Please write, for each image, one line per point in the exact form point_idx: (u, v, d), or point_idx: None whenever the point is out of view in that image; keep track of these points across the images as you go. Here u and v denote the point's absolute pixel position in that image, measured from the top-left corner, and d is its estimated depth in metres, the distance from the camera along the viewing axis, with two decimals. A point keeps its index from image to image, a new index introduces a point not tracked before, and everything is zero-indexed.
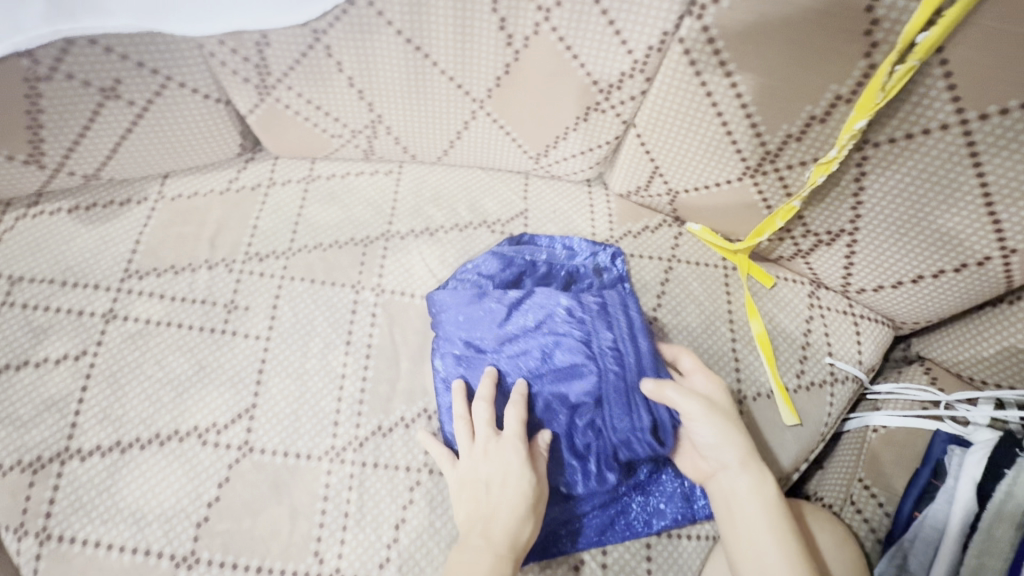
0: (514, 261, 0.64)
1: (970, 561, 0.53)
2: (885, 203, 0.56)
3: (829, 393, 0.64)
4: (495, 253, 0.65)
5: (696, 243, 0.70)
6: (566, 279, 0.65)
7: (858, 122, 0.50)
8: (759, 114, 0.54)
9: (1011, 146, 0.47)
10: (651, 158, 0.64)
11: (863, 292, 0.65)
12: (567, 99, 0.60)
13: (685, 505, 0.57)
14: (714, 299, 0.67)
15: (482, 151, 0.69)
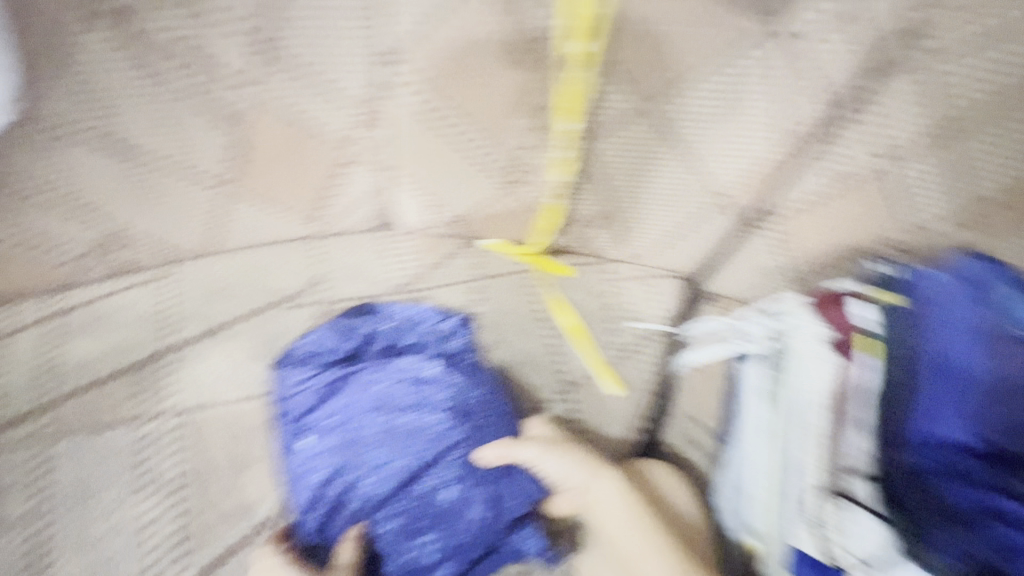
0: (353, 330, 0.67)
1: (768, 458, 0.61)
2: (624, 182, 0.62)
3: (641, 353, 0.71)
4: (328, 329, 0.66)
5: (496, 254, 0.72)
6: (413, 349, 0.67)
7: (567, 127, 0.56)
8: (492, 131, 0.57)
9: (694, 118, 0.55)
10: (421, 193, 0.65)
11: (645, 255, 0.72)
12: (314, 159, 0.59)
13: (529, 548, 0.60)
14: (523, 304, 0.71)
15: (252, 230, 0.65)
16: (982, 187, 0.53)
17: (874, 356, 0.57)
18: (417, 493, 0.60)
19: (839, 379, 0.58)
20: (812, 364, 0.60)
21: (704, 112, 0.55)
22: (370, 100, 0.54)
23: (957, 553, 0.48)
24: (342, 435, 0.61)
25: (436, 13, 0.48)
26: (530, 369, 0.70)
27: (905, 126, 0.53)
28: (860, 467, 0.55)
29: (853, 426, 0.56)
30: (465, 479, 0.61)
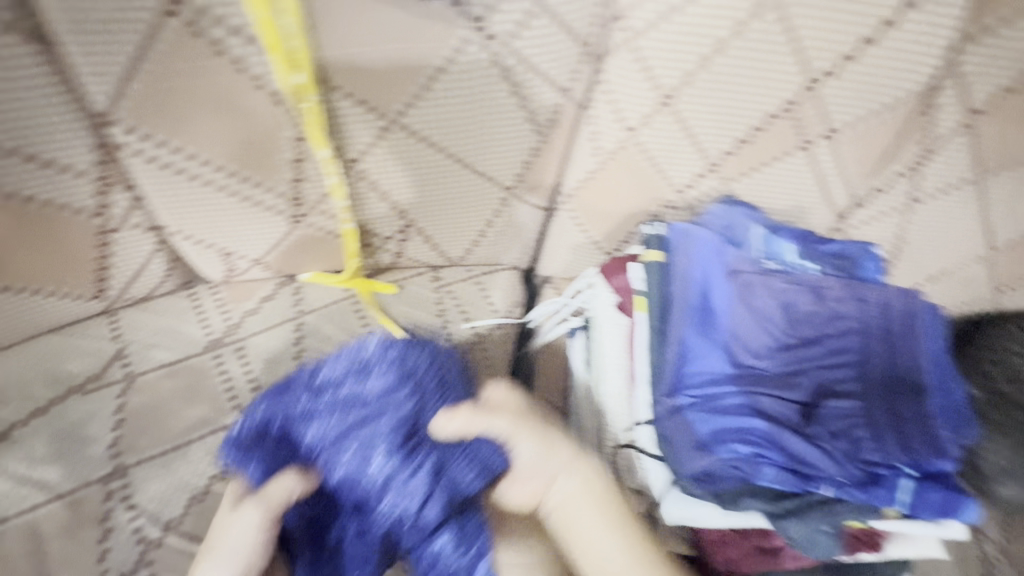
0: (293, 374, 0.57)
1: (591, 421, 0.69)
2: (412, 196, 0.63)
3: (481, 350, 0.73)
4: (360, 343, 0.57)
5: (316, 287, 0.73)
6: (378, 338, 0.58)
7: (326, 154, 0.55)
8: (251, 173, 0.56)
9: (441, 125, 0.56)
10: (211, 246, 0.64)
11: (466, 256, 0.75)
12: (67, 239, 0.55)
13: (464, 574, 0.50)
14: (349, 332, 0.70)
15: (29, 315, 0.60)
16: (705, 144, 0.60)
17: (641, 312, 0.67)
18: (345, 461, 0.52)
19: (629, 338, 0.68)
20: (609, 328, 0.70)
21: (448, 116, 0.55)
22: (106, 164, 0.52)
23: (700, 468, 0.57)
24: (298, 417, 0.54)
25: (132, 70, 0.46)
26: None
27: (631, 99, 0.59)
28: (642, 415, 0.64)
29: (639, 379, 0.65)
30: (432, 451, 0.52)
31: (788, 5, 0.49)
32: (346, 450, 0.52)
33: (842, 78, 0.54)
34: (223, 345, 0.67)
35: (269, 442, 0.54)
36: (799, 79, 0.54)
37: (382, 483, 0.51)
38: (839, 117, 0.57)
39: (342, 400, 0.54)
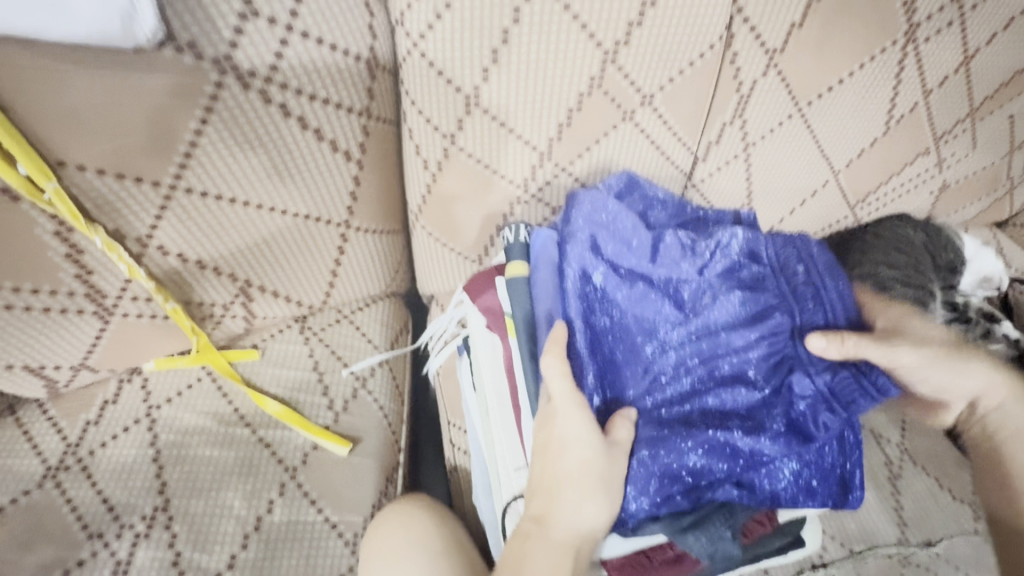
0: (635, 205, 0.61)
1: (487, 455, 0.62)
2: (235, 260, 0.58)
3: (366, 394, 0.70)
4: (575, 204, 0.58)
5: (165, 375, 0.66)
6: (691, 239, 0.58)
7: (104, 237, 0.48)
8: (23, 281, 0.49)
9: (233, 179, 0.50)
10: (17, 367, 0.56)
11: (328, 300, 0.70)
12: None
13: (831, 417, 0.52)
14: (217, 411, 0.65)
15: None
16: (526, 135, 0.58)
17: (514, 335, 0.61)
18: (732, 388, 0.52)
19: (503, 359, 0.61)
20: (482, 349, 0.62)
21: (238, 169, 0.50)
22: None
23: (786, 474, 0.52)
24: (685, 267, 0.56)
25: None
26: (246, 481, 0.61)
27: (438, 107, 0.55)
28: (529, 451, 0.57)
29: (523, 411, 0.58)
30: (819, 382, 0.52)
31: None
32: (702, 327, 0.55)
33: (638, 43, 0.52)
34: (65, 469, 0.59)
35: (625, 277, 0.56)
36: (589, 59, 0.52)
37: (734, 409, 0.52)
38: (652, 81, 0.56)
39: (689, 250, 0.57)
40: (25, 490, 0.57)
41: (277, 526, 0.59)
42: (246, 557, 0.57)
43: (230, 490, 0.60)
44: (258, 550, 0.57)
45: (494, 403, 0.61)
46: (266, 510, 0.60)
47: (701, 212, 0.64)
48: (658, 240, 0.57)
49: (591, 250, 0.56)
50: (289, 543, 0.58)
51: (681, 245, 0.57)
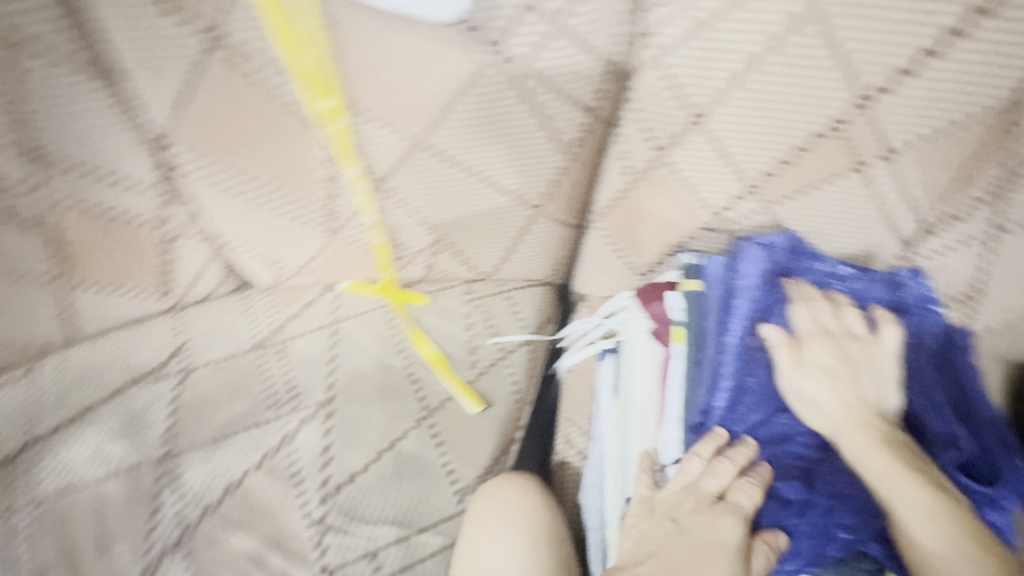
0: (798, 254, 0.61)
1: (612, 452, 0.65)
2: (438, 213, 0.65)
3: (504, 367, 0.74)
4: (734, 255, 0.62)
5: (353, 296, 0.75)
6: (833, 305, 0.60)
7: (353, 173, 0.59)
8: (290, 188, 0.61)
9: (464, 145, 0.58)
10: (259, 254, 0.69)
11: (496, 272, 0.75)
12: (137, 245, 0.63)
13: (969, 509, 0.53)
14: (382, 339, 0.73)
15: (109, 313, 0.68)
16: (743, 165, 0.57)
17: (679, 344, 0.63)
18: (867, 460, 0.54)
19: (660, 367, 0.66)
20: (641, 354, 0.67)
21: (471, 139, 0.57)
22: (163, 181, 0.59)
23: None
24: (827, 331, 0.58)
25: (187, 99, 0.53)
26: (392, 404, 0.68)
27: (663, 120, 0.56)
28: (669, 456, 0.61)
29: (668, 415, 0.62)
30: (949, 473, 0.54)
31: (835, 14, 0.45)
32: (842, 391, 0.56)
33: (907, 93, 0.48)
34: (266, 346, 0.72)
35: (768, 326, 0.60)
36: (847, 94, 0.49)
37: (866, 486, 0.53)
38: (903, 135, 0.51)
39: (832, 315, 0.59)
40: (237, 350, 0.71)
41: (408, 453, 0.66)
42: (377, 469, 0.64)
43: (378, 408, 0.68)
44: (388, 466, 0.65)
45: (637, 413, 0.65)
46: (399, 437, 0.66)
47: (859, 274, 0.61)
48: (799, 301, 0.60)
49: (745, 300, 0.61)
50: (413, 471, 0.65)
51: (821, 310, 0.60)
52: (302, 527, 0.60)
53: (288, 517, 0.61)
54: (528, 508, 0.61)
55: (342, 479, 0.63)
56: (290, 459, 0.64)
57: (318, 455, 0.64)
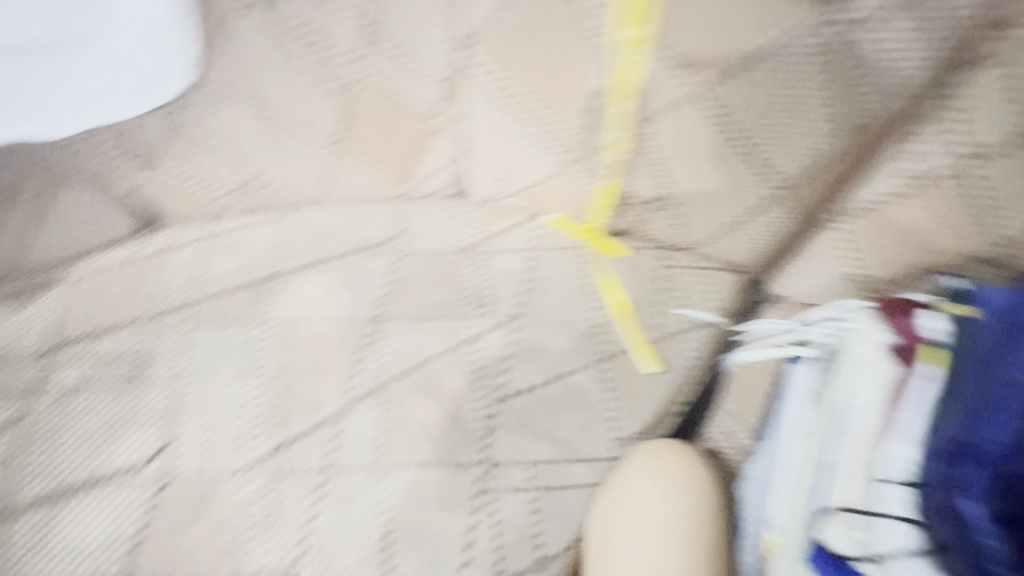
0: None
1: (803, 456, 0.64)
2: (678, 169, 0.65)
3: (682, 343, 0.72)
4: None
5: (554, 231, 0.78)
6: None
7: (620, 109, 0.61)
8: (553, 109, 0.63)
9: (746, 106, 0.57)
10: (492, 166, 0.74)
11: (701, 246, 0.74)
12: (402, 129, 0.71)
13: None
14: (573, 276, 0.75)
15: (356, 188, 0.79)
16: None
17: (930, 367, 0.59)
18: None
19: (892, 384, 0.61)
20: (867, 368, 0.62)
21: (756, 100, 0.57)
22: (449, 79, 0.65)
23: None
24: None
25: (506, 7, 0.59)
26: (570, 339, 0.71)
27: (990, 126, 0.51)
28: (896, 475, 0.56)
29: (897, 434, 0.58)
30: None
31: None
32: None
33: None
34: (468, 253, 0.77)
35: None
36: None
37: None
38: None
39: None
40: (443, 247, 0.78)
41: (575, 387, 0.68)
42: (545, 392, 0.68)
43: (557, 338, 0.71)
44: (555, 393, 0.68)
45: (857, 423, 0.61)
46: (568, 371, 0.69)
47: None
48: None
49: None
50: (576, 405, 0.68)
51: None
52: (473, 418, 0.66)
53: (464, 405, 0.67)
54: (698, 499, 0.60)
55: (514, 390, 0.68)
56: (473, 356, 0.69)
57: (498, 361, 0.69)
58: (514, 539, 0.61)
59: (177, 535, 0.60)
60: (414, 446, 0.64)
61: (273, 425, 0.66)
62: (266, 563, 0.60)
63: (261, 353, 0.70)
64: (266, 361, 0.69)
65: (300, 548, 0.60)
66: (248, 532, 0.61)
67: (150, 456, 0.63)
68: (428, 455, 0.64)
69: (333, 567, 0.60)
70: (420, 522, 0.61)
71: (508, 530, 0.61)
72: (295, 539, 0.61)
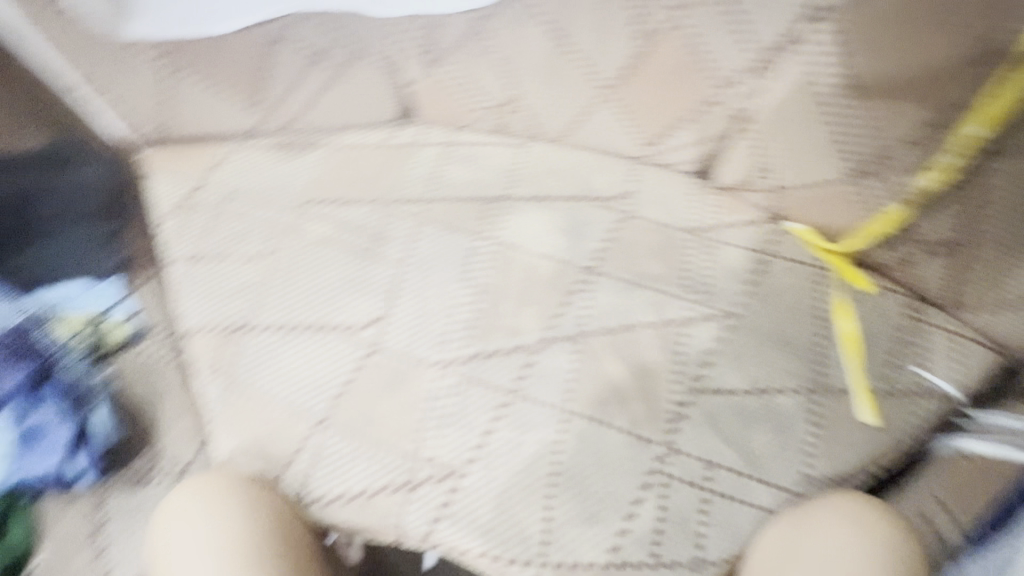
0: None
1: None
2: (999, 219, 0.58)
3: (910, 407, 0.64)
4: None
5: (797, 241, 0.72)
6: None
7: (975, 132, 0.55)
8: (881, 112, 0.58)
9: None
10: (762, 155, 0.69)
11: (968, 311, 0.66)
12: (689, 92, 0.68)
13: None
14: (805, 293, 0.69)
15: (600, 137, 0.78)
16: None
17: None
18: None
19: None
20: None
21: None
22: (774, 50, 0.61)
23: None
24: None
25: None
26: (788, 358, 0.66)
27: None
28: None
29: None
30: None
31: None
32: None
33: None
34: (699, 236, 0.74)
35: None
36: None
37: None
38: None
39: None
40: (674, 220, 0.75)
41: (781, 408, 0.64)
42: (748, 400, 0.64)
43: (774, 350, 0.66)
44: (756, 405, 0.64)
45: None
46: (778, 390, 0.65)
47: None
48: None
49: None
50: (777, 425, 0.64)
51: None
52: (665, 399, 0.64)
53: (659, 383, 0.65)
54: (901, 553, 0.51)
55: (714, 387, 0.65)
56: (680, 341, 0.67)
57: (705, 352, 0.66)
58: (680, 528, 0.59)
59: (374, 403, 0.65)
60: (600, 403, 0.64)
61: (476, 335, 0.68)
62: (443, 458, 0.63)
63: (478, 268, 0.72)
64: (482, 277, 0.72)
65: (473, 455, 0.63)
66: (431, 424, 0.64)
67: (368, 323, 0.69)
68: (612, 415, 0.63)
69: (498, 481, 0.62)
70: (589, 474, 0.61)
71: (674, 517, 0.60)
72: (469, 448, 0.63)
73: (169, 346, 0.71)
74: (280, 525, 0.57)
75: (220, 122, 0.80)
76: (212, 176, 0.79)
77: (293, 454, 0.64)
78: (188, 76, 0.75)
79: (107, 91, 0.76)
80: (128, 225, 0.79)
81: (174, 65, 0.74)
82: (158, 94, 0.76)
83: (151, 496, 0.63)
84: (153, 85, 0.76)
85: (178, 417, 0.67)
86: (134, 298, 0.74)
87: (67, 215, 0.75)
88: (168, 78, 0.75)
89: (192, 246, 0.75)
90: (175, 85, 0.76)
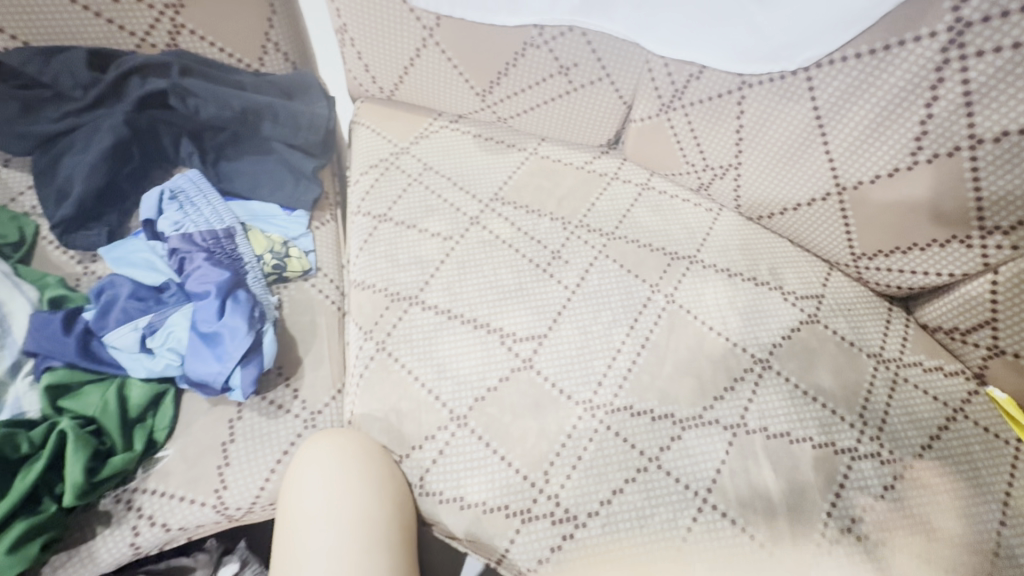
0: None
1: None
2: None
3: None
4: None
5: (992, 409, 0.65)
6: None
7: None
8: None
9: None
10: (993, 309, 0.63)
11: None
12: (937, 221, 0.62)
13: None
14: (994, 470, 0.62)
15: (806, 230, 0.74)
16: None
17: None
18: None
19: None
20: None
21: None
22: None
23: None
24: None
25: None
26: (961, 535, 0.58)
27: None
28: None
29: None
30: None
31: None
32: None
33: None
34: (886, 368, 0.68)
35: None
36: None
37: None
38: None
39: None
40: (864, 340, 0.69)
41: None
42: (907, 562, 0.57)
43: (944, 520, 0.59)
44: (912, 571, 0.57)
45: None
46: (943, 569, 0.57)
47: None
48: None
49: None
50: None
51: None
52: (815, 528, 0.58)
53: (812, 507, 0.60)
54: None
55: (870, 535, 0.58)
56: (846, 473, 0.61)
57: (868, 494, 0.60)
58: None
59: (510, 419, 0.64)
60: (742, 505, 0.60)
61: (626, 387, 0.66)
62: (564, 502, 0.59)
63: (645, 321, 0.70)
64: (647, 330, 0.69)
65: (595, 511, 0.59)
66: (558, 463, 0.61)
67: (522, 337, 0.68)
68: (752, 523, 0.59)
69: (613, 548, 0.57)
70: None
71: None
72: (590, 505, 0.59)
73: (331, 292, 0.74)
74: (395, 507, 0.57)
75: (440, 99, 0.84)
76: (413, 146, 0.82)
77: (422, 440, 0.63)
78: (434, 48, 0.78)
79: (354, 41, 0.80)
80: (325, 168, 0.84)
81: (428, 37, 0.77)
82: (401, 59, 0.80)
83: (280, 429, 0.63)
84: (396, 50, 0.79)
85: (319, 363, 0.68)
86: (309, 236, 0.76)
87: (281, 138, 0.78)
88: (416, 48, 0.78)
89: (379, 205, 0.77)
90: (419, 53, 0.79)
